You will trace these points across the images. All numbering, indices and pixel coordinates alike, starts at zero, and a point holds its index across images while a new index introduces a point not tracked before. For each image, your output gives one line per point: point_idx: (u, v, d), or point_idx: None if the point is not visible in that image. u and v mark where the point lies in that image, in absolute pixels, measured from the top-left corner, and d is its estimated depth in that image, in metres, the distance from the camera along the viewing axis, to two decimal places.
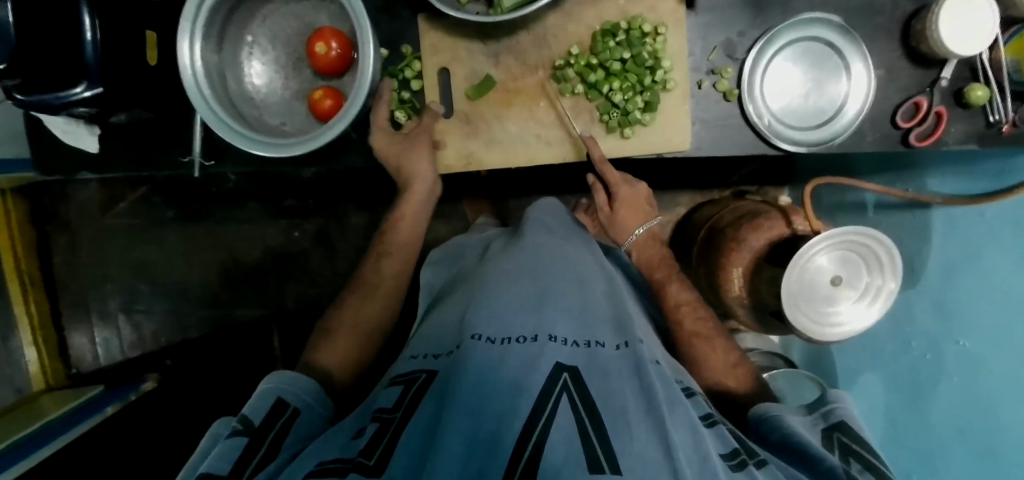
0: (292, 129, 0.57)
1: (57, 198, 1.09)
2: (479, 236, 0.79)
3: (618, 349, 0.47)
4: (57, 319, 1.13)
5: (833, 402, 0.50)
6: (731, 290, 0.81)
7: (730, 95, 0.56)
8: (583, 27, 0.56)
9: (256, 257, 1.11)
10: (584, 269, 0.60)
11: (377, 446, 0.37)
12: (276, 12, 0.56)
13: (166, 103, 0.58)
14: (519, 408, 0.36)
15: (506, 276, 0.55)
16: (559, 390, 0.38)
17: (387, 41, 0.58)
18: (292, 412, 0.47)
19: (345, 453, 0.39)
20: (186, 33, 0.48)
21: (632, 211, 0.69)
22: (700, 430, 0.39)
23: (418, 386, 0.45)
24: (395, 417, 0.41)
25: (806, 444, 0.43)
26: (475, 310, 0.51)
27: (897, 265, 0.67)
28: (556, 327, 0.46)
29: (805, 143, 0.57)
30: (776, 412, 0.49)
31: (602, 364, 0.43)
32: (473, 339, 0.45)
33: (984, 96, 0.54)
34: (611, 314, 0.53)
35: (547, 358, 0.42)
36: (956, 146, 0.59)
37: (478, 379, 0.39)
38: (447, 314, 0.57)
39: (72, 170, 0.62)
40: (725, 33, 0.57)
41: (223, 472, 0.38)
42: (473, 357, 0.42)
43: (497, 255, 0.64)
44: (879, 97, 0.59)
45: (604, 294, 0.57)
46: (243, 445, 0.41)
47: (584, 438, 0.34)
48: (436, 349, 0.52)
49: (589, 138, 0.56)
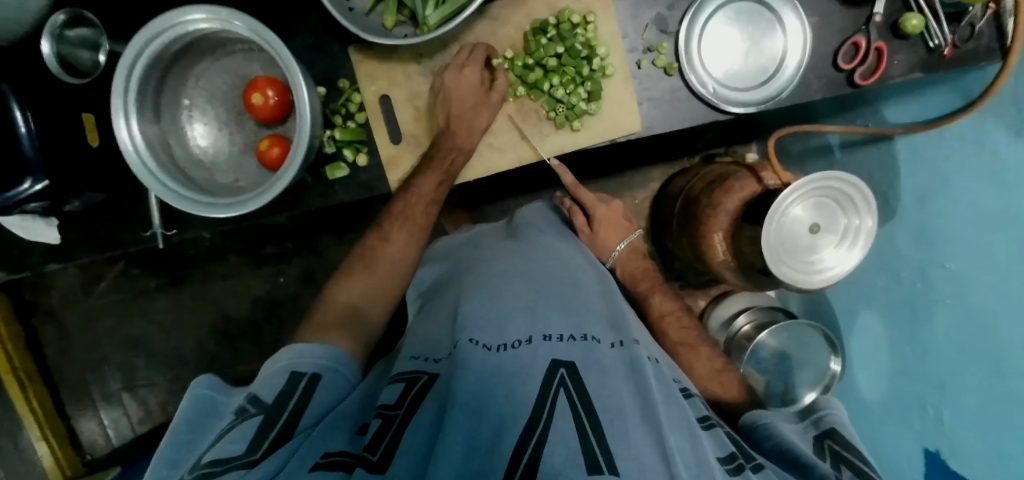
0: (246, 184, 0.57)
1: (39, 289, 1.09)
2: (458, 237, 0.79)
3: (614, 346, 0.47)
4: (62, 408, 1.12)
5: (824, 410, 0.50)
6: (715, 256, 0.81)
7: (670, 70, 0.56)
8: (513, 29, 0.56)
9: (246, 310, 1.11)
10: (574, 267, 0.60)
11: (380, 441, 0.36)
12: (209, 69, 0.56)
13: (116, 181, 0.58)
14: (518, 415, 0.35)
15: (496, 277, 0.55)
16: (557, 387, 0.39)
17: (323, 79, 0.58)
18: (309, 381, 0.45)
19: (352, 448, 0.37)
20: (122, 111, 0.48)
21: (610, 230, 0.72)
22: (697, 433, 0.39)
23: (421, 385, 0.44)
24: (398, 414, 0.40)
25: (794, 451, 0.43)
26: (466, 309, 0.51)
27: (871, 201, 0.68)
28: (551, 325, 0.47)
29: (752, 103, 0.57)
30: (768, 419, 0.50)
31: (599, 359, 0.44)
32: (469, 342, 0.44)
33: (920, 24, 0.55)
34: (607, 313, 0.54)
35: (543, 358, 0.42)
36: (902, 77, 0.59)
37: (478, 379, 0.39)
38: (443, 313, 0.57)
39: (39, 264, 0.62)
40: (654, 10, 0.57)
41: (238, 454, 0.36)
42: (471, 359, 0.42)
43: (491, 251, 0.64)
44: (818, 43, 0.59)
45: (599, 292, 0.58)
46: (257, 424, 0.39)
47: (582, 437, 0.34)
48: (435, 353, 0.50)
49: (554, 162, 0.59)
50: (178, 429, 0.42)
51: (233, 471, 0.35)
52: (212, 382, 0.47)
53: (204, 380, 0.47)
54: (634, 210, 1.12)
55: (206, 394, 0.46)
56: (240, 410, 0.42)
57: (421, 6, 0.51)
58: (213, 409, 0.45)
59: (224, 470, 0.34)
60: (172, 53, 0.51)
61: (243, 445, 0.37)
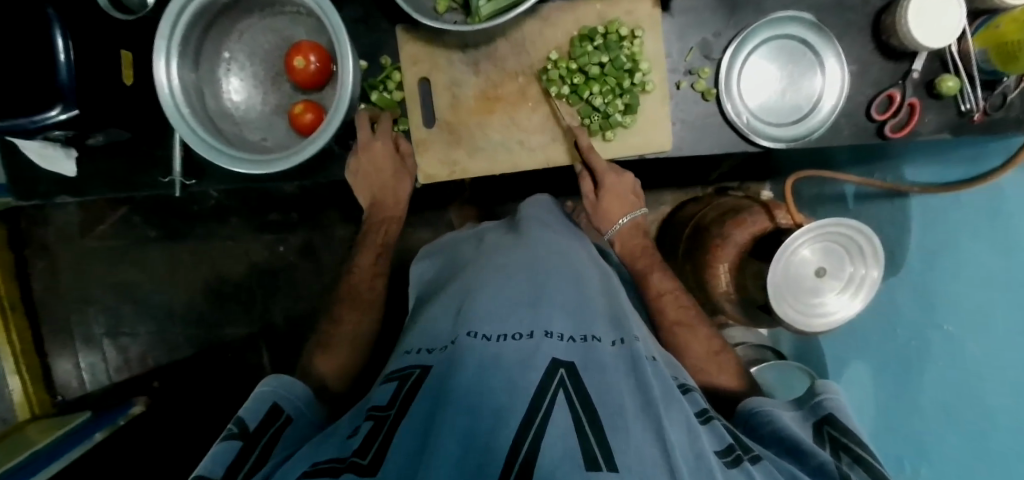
0: (273, 144, 0.57)
1: (36, 221, 1.07)
2: (468, 231, 0.78)
3: (614, 345, 0.46)
4: (40, 345, 1.10)
5: (824, 393, 0.49)
6: (717, 287, 0.81)
7: (708, 95, 0.57)
8: (560, 32, 0.57)
9: (241, 273, 1.10)
10: (580, 265, 0.59)
11: (371, 446, 0.36)
12: (253, 27, 0.56)
13: (143, 122, 0.58)
14: (515, 408, 0.35)
15: (499, 272, 0.55)
16: (556, 386, 0.37)
17: (365, 53, 0.58)
18: (285, 420, 0.46)
19: (340, 453, 0.37)
20: (162, 52, 0.48)
21: (616, 200, 0.65)
22: (696, 428, 0.38)
23: (414, 380, 0.43)
24: (389, 414, 0.39)
25: (792, 438, 0.43)
26: (470, 303, 0.50)
27: (879, 252, 0.68)
28: (553, 323, 0.46)
29: (783, 139, 0.58)
30: (767, 407, 0.50)
31: (598, 358, 0.42)
32: (468, 336, 0.44)
33: (955, 86, 0.56)
34: (606, 311, 0.52)
35: (544, 354, 0.41)
36: (930, 136, 0.60)
37: (475, 376, 0.38)
38: (444, 304, 0.56)
39: (51, 194, 0.61)
40: (700, 34, 0.58)
41: (217, 474, 0.36)
42: (470, 355, 0.41)
43: (495, 247, 0.63)
44: (853, 92, 0.60)
45: (600, 289, 0.57)
46: (237, 447, 0.39)
47: (580, 434, 0.33)
48: (430, 344, 0.50)
49: (577, 128, 0.57)
50: None
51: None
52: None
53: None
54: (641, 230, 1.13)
55: None
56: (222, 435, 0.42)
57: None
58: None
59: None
60: (220, 5, 0.51)
61: (222, 465, 0.37)
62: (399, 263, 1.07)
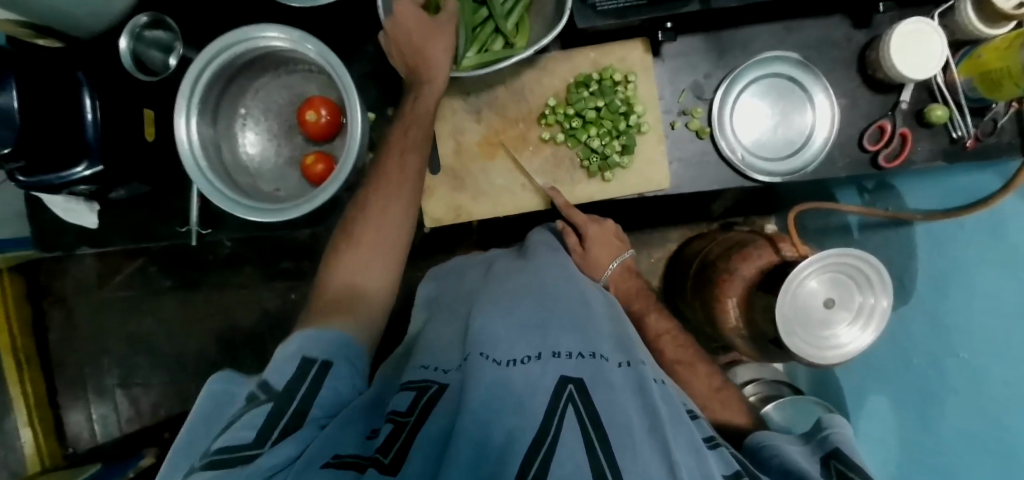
0: (285, 194, 0.59)
1: (54, 274, 1.10)
2: (477, 256, 0.78)
3: (622, 366, 0.45)
4: (54, 397, 1.11)
5: (830, 427, 0.47)
6: (728, 321, 0.81)
7: (702, 133, 0.59)
8: (557, 79, 0.60)
9: (253, 321, 1.11)
10: (588, 292, 0.60)
11: (394, 443, 0.34)
12: (267, 85, 0.59)
13: (162, 174, 0.60)
14: (525, 426, 0.34)
15: (509, 295, 0.55)
16: (565, 402, 0.37)
17: (373, 106, 0.61)
18: (321, 366, 0.43)
19: (363, 450, 0.35)
20: (183, 111, 0.51)
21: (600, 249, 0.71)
22: (703, 451, 0.37)
23: (430, 395, 0.41)
24: (409, 420, 0.37)
25: (798, 470, 0.41)
26: (480, 322, 0.49)
27: (887, 282, 0.68)
28: (561, 343, 0.46)
29: (779, 173, 0.59)
30: (774, 441, 0.48)
31: (606, 377, 0.42)
32: (480, 356, 0.43)
33: (944, 115, 0.58)
34: (613, 333, 0.52)
35: (551, 374, 0.40)
36: (925, 163, 0.62)
37: (487, 390, 0.37)
38: (450, 330, 0.55)
39: (73, 246, 0.63)
40: (691, 77, 0.60)
41: (247, 443, 0.33)
42: (481, 372, 0.40)
43: (501, 272, 0.64)
44: (845, 125, 0.62)
45: (607, 314, 0.56)
46: (267, 411, 0.36)
47: (589, 448, 0.32)
48: (445, 364, 0.48)
49: (552, 188, 0.59)
50: (193, 422, 0.38)
51: (240, 463, 0.31)
52: (229, 375, 0.42)
53: (217, 376, 0.41)
54: (649, 267, 1.14)
55: (218, 389, 0.40)
56: (250, 397, 0.38)
57: (465, 48, 0.57)
58: (230, 406, 0.39)
59: (229, 463, 0.31)
60: (238, 65, 0.55)
61: (252, 433, 0.34)
62: (410, 306, 1.08)
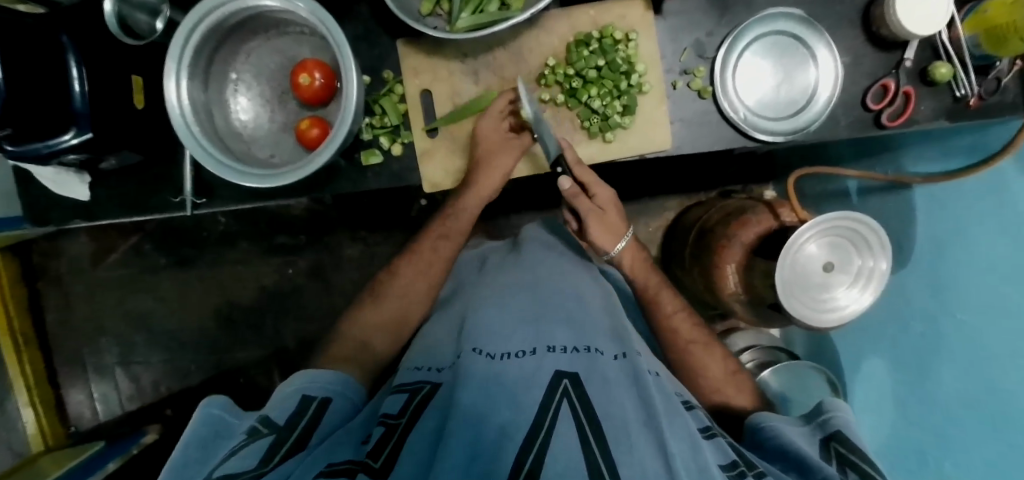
0: (281, 160, 0.58)
1: (48, 254, 1.08)
2: (472, 252, 0.75)
3: (617, 359, 0.44)
4: (54, 376, 1.11)
5: (831, 411, 0.47)
6: (727, 288, 0.81)
7: (704, 93, 0.58)
8: (556, 38, 0.59)
9: (252, 297, 1.10)
10: (579, 281, 0.58)
11: (383, 448, 0.35)
12: (258, 48, 0.58)
13: (154, 143, 0.59)
14: (520, 420, 0.34)
15: (501, 292, 0.54)
16: (559, 397, 0.36)
17: (368, 68, 0.60)
18: (320, 404, 0.46)
19: (355, 456, 0.36)
20: (173, 73, 0.49)
21: (612, 215, 0.60)
22: (699, 441, 0.37)
23: (423, 395, 0.42)
24: (400, 422, 0.38)
25: (796, 452, 0.42)
26: (475, 320, 0.50)
27: (886, 244, 0.67)
28: (555, 337, 0.45)
29: (781, 133, 0.58)
30: (773, 421, 0.47)
31: (601, 371, 0.41)
32: (473, 351, 0.43)
33: (948, 73, 0.57)
34: (607, 324, 0.51)
35: (546, 368, 0.40)
36: (928, 123, 0.61)
37: (482, 382, 0.38)
38: (444, 329, 0.55)
39: (65, 219, 0.62)
40: (693, 35, 0.59)
41: (249, 466, 0.34)
42: (473, 369, 0.40)
43: (494, 269, 0.63)
44: (847, 84, 0.61)
45: (602, 305, 0.55)
46: (269, 442, 0.38)
47: (585, 446, 0.32)
48: (438, 364, 0.48)
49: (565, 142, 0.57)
50: (187, 446, 0.39)
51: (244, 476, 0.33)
52: (225, 402, 0.44)
53: (212, 401, 0.43)
54: (647, 237, 1.13)
55: (213, 415, 0.42)
56: (250, 431, 0.40)
57: (459, 8, 0.53)
58: (226, 433, 0.41)
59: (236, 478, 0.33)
60: (228, 27, 0.53)
61: (253, 459, 0.35)
62: None
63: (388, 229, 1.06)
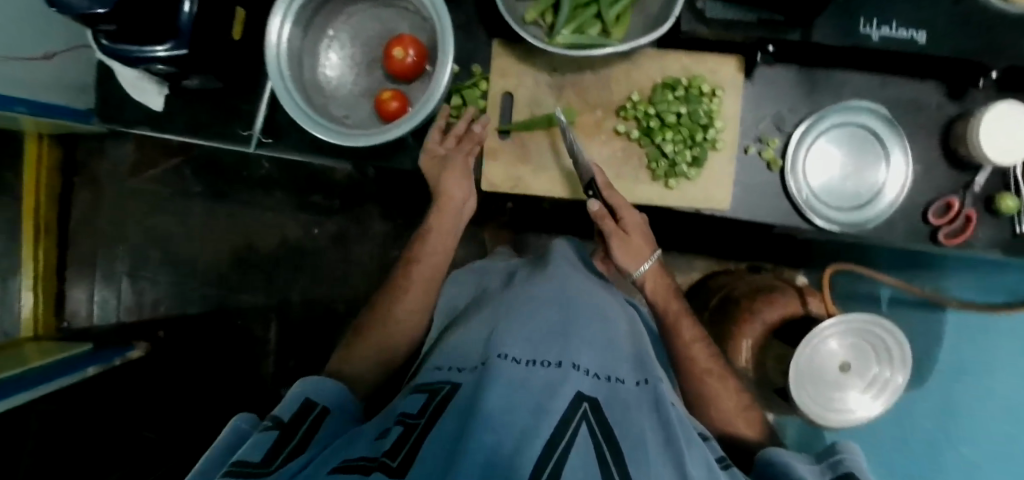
0: (353, 122, 0.59)
1: (92, 152, 1.10)
2: (500, 263, 0.75)
3: (638, 385, 0.46)
4: (62, 269, 1.12)
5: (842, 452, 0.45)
6: (739, 362, 0.78)
7: (774, 164, 0.59)
8: (645, 76, 0.60)
9: (271, 246, 1.11)
10: (605, 302, 0.57)
11: (401, 449, 0.35)
12: (360, 13, 0.60)
13: (235, 74, 0.60)
14: (539, 429, 0.34)
15: (528, 302, 0.54)
16: (579, 418, 0.36)
17: (459, 59, 0.61)
18: (321, 410, 0.45)
19: (370, 452, 0.36)
20: (280, 16, 0.51)
21: (639, 239, 0.58)
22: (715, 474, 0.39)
23: (443, 396, 0.42)
24: (420, 422, 0.38)
25: None
26: (501, 330, 0.48)
27: (907, 360, 0.67)
28: (580, 355, 0.45)
29: (840, 223, 0.59)
30: (786, 458, 0.46)
31: (622, 398, 0.42)
32: (500, 357, 0.41)
33: (1014, 206, 0.57)
34: (631, 349, 0.51)
35: (569, 385, 0.40)
36: (982, 250, 0.60)
37: (506, 389, 0.37)
38: (466, 332, 0.55)
39: (133, 122, 0.64)
40: (776, 107, 0.60)
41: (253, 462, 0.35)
42: (497, 374, 0.39)
43: (522, 281, 0.63)
44: (913, 193, 0.61)
45: (627, 329, 0.55)
46: (273, 437, 0.38)
47: (602, 466, 0.33)
48: (461, 364, 0.48)
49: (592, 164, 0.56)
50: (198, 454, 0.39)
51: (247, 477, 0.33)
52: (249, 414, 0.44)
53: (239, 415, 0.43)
54: None
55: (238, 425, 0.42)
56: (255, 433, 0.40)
57: (562, 24, 0.54)
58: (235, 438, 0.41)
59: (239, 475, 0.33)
60: None
61: (257, 454, 0.36)
62: None
63: (420, 216, 1.07)
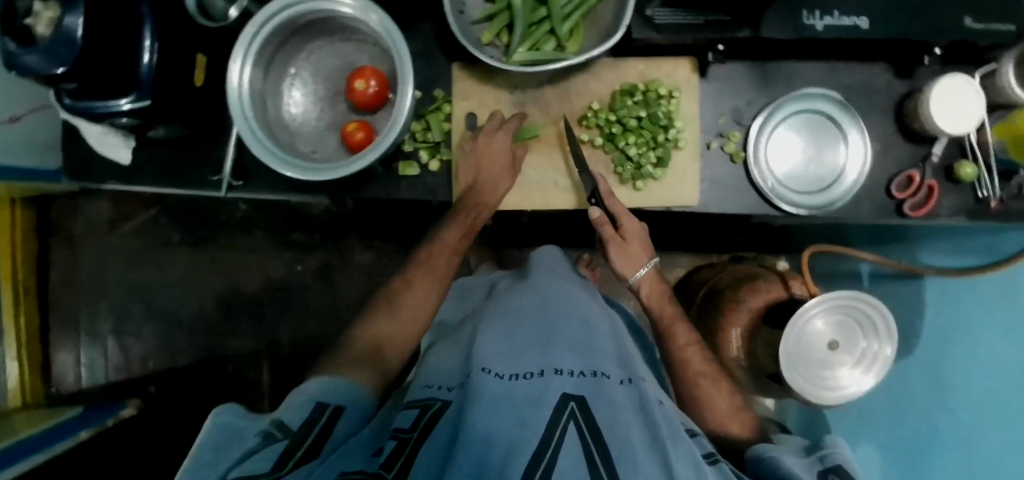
0: (321, 156, 0.60)
1: (66, 212, 1.10)
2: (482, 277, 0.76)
3: (623, 382, 0.45)
4: (45, 334, 1.10)
5: (830, 446, 0.45)
6: (728, 352, 0.81)
7: (736, 157, 0.60)
8: (604, 85, 0.61)
9: (256, 288, 1.10)
10: (587, 307, 0.58)
11: (397, 459, 0.35)
12: (320, 49, 0.61)
13: (201, 119, 0.61)
14: (527, 440, 0.34)
15: (510, 316, 0.54)
16: (565, 419, 0.36)
17: (421, 85, 0.62)
18: (334, 410, 0.44)
19: (367, 467, 0.36)
20: (239, 58, 0.52)
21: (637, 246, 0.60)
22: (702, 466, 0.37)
23: (433, 413, 0.41)
24: (412, 436, 0.38)
25: None
26: (485, 344, 0.48)
27: (893, 330, 0.67)
28: (563, 361, 0.45)
29: (806, 206, 0.60)
30: (774, 453, 0.47)
31: (606, 394, 0.41)
32: (483, 372, 0.42)
33: (973, 173, 0.58)
34: (613, 349, 0.52)
35: (554, 390, 0.40)
36: (948, 216, 0.62)
37: (491, 403, 0.37)
38: (453, 351, 0.55)
39: (101, 178, 0.64)
40: (734, 101, 0.62)
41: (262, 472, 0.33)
42: (483, 390, 0.39)
43: (504, 294, 0.63)
44: (874, 170, 0.63)
45: (609, 332, 0.55)
46: (283, 446, 0.37)
47: (591, 466, 0.32)
48: (447, 382, 0.48)
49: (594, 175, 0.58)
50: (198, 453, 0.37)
51: None
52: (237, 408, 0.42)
53: (231, 410, 0.41)
54: None
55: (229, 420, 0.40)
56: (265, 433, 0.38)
57: (517, 42, 0.56)
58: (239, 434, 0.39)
59: None
60: (298, 25, 0.56)
61: (267, 464, 0.34)
62: None
63: (402, 243, 1.07)
